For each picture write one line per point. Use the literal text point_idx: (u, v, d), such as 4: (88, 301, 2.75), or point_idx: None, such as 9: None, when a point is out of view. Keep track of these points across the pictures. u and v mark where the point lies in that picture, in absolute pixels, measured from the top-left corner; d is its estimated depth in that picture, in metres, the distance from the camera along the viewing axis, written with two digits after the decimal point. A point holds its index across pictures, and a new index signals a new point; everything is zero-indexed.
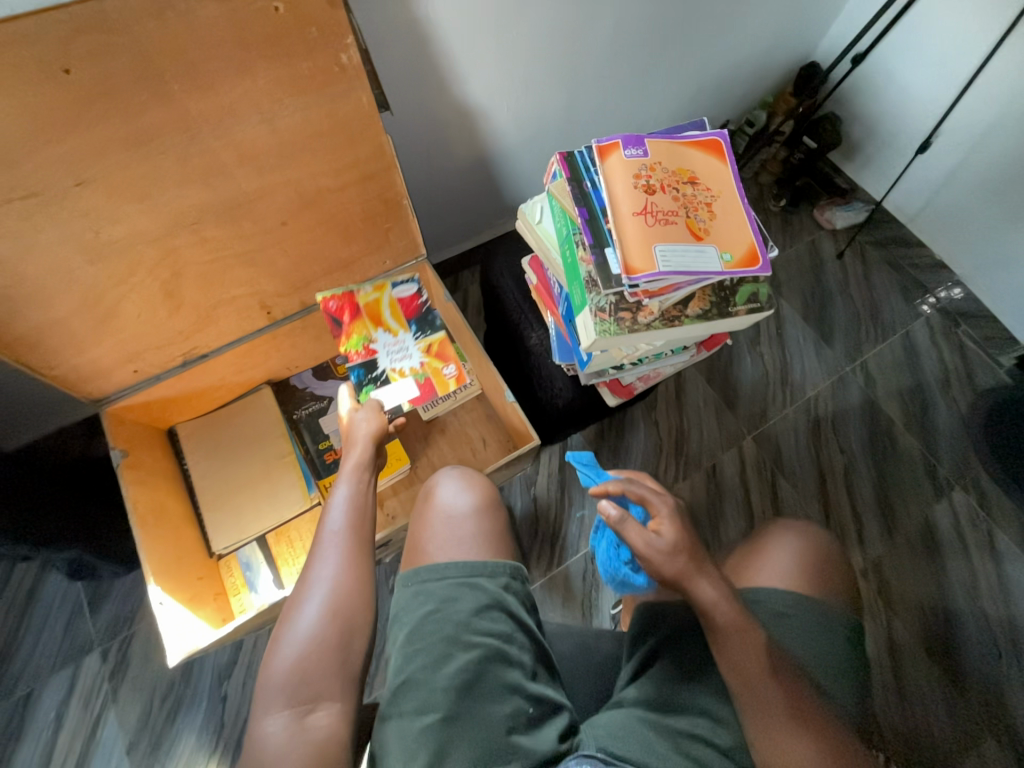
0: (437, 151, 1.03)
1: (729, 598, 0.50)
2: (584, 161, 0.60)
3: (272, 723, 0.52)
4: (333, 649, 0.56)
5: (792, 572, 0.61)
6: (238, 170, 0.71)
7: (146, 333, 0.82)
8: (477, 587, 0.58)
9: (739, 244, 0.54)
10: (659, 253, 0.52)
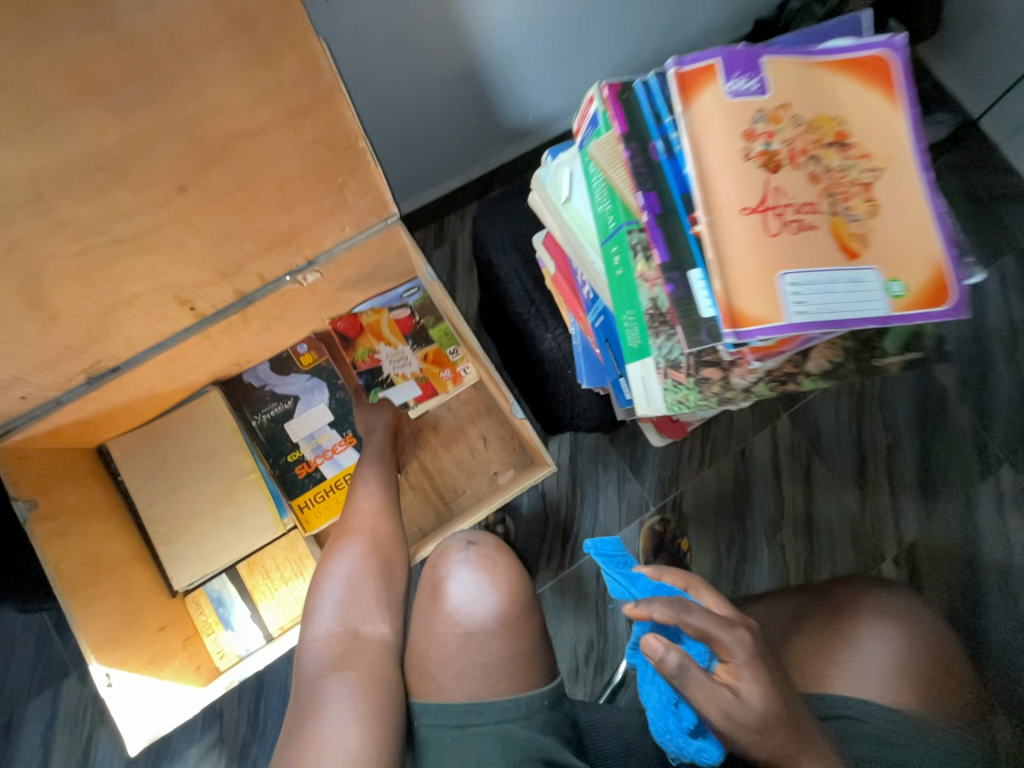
0: (405, 58, 0.72)
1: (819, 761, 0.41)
2: (658, 111, 0.44)
3: (323, 637, 0.61)
4: (373, 586, 0.66)
5: (886, 678, 0.52)
6: (84, 112, 0.45)
7: (20, 353, 0.60)
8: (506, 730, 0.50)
9: (912, 254, 0.41)
10: (788, 281, 0.39)
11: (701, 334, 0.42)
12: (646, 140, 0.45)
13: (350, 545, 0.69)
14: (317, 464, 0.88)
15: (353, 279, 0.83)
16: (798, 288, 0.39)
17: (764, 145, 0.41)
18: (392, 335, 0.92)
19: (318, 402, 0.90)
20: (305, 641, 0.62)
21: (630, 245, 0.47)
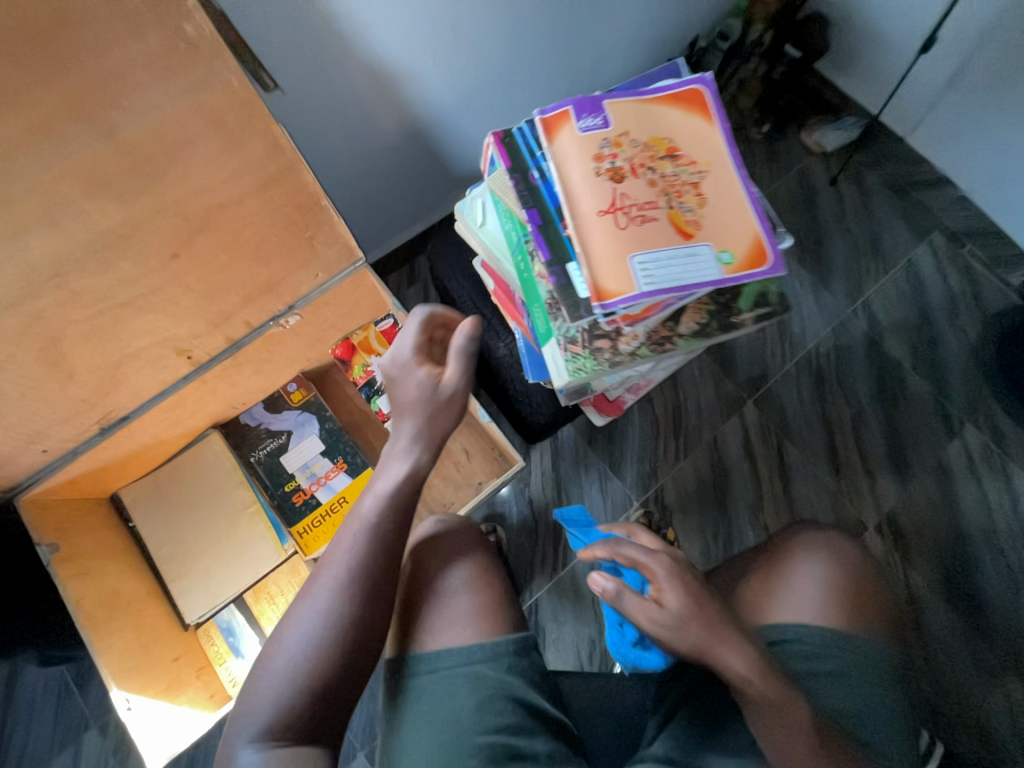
0: (357, 128, 0.85)
1: (759, 672, 0.42)
2: (529, 143, 0.56)
3: (249, 751, 0.43)
4: (332, 696, 0.46)
5: (820, 597, 0.55)
6: (92, 202, 0.57)
7: (43, 409, 0.69)
8: (482, 678, 0.52)
9: (740, 237, 0.51)
10: (636, 262, 0.49)
11: (581, 311, 0.52)
12: (526, 169, 0.55)
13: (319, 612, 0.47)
14: (313, 491, 0.95)
15: (331, 319, 0.93)
16: (644, 266, 0.49)
17: (610, 163, 0.52)
18: (380, 346, 0.99)
19: (309, 434, 0.98)
20: (228, 758, 0.44)
21: (529, 253, 0.56)
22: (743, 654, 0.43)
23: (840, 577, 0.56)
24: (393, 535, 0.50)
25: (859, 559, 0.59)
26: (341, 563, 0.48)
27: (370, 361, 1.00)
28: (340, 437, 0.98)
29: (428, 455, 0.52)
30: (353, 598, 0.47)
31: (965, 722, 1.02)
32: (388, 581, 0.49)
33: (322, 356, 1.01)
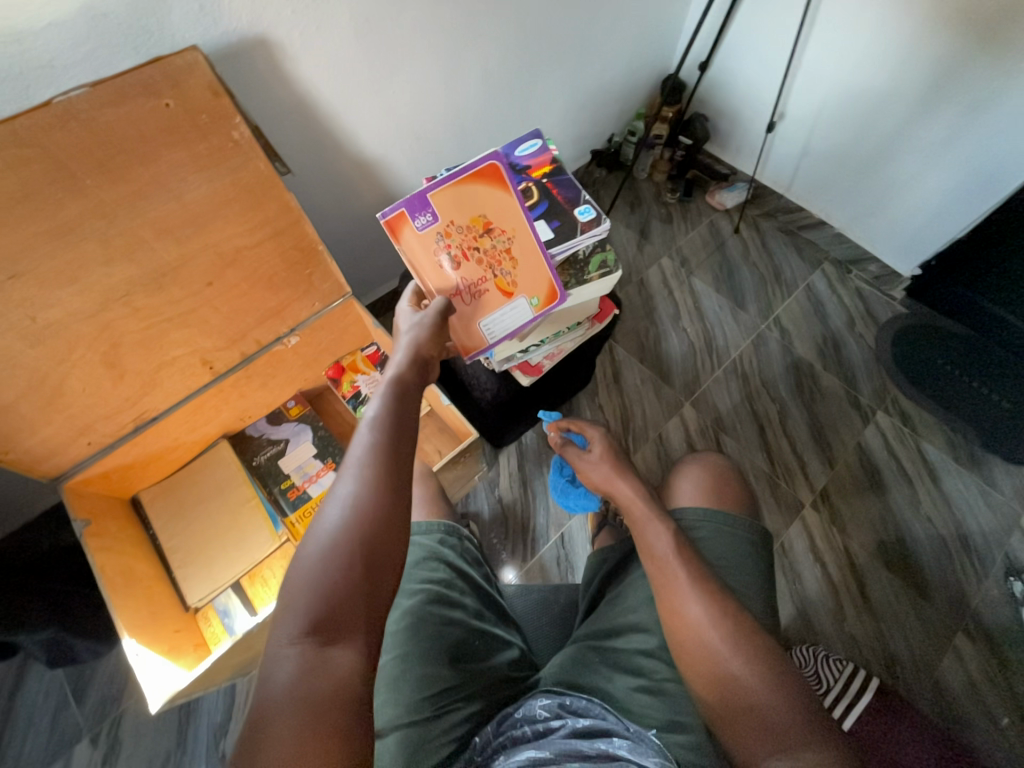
0: (348, 200, 1.14)
1: (641, 493, 0.68)
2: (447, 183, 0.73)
3: (285, 654, 0.39)
4: (364, 585, 0.45)
5: (698, 493, 0.74)
6: (159, 243, 0.80)
7: (95, 406, 0.88)
8: (416, 546, 0.74)
9: (541, 285, 0.73)
10: (485, 327, 0.74)
11: None
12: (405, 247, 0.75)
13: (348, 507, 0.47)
14: (305, 487, 1.11)
15: (325, 343, 1.15)
16: (489, 324, 0.73)
17: (449, 252, 0.72)
18: (366, 366, 1.22)
19: (304, 440, 1.15)
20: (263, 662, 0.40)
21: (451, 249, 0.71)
22: (634, 483, 0.70)
23: (712, 474, 0.76)
24: (398, 432, 0.54)
25: (731, 469, 0.78)
26: (352, 461, 0.51)
27: (357, 378, 1.21)
28: (331, 442, 1.15)
29: (416, 369, 0.62)
30: (370, 486, 0.49)
31: (919, 681, 1.10)
32: (399, 471, 0.52)
33: (317, 377, 1.22)
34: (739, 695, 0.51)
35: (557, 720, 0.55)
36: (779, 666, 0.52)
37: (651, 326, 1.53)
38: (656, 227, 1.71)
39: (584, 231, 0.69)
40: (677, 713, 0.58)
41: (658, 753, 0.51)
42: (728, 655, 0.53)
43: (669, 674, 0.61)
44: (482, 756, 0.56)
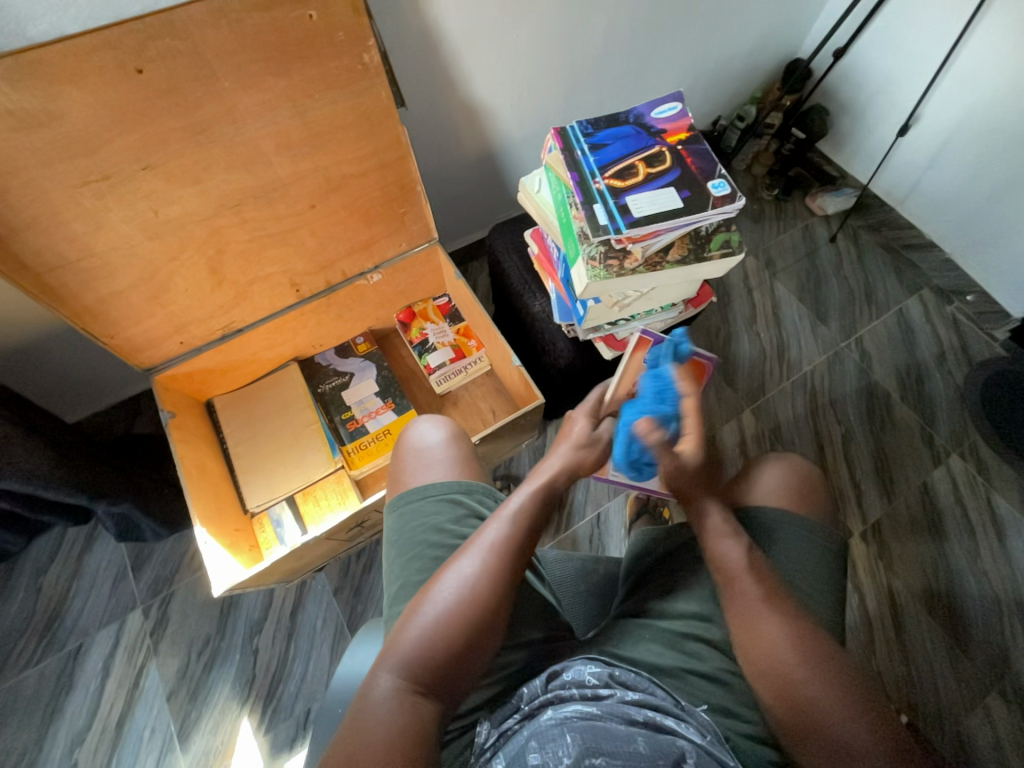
0: (448, 147, 1.13)
1: (718, 511, 0.63)
2: (575, 134, 0.68)
3: (386, 679, 0.49)
4: (459, 656, 0.51)
5: (779, 491, 0.73)
6: (276, 157, 0.82)
7: (192, 306, 0.92)
8: (458, 504, 0.70)
9: None
10: (610, 456, 0.80)
11: (588, 226, 0.63)
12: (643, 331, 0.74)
13: (464, 577, 0.55)
14: (364, 421, 1.13)
15: (402, 286, 1.17)
16: (614, 459, 0.80)
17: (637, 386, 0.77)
18: (436, 316, 1.23)
19: (368, 377, 1.18)
20: (370, 674, 0.50)
21: (572, 204, 0.66)
22: (712, 503, 0.64)
23: (795, 474, 0.74)
24: (529, 533, 0.59)
25: (813, 468, 0.76)
26: (481, 543, 0.57)
27: (426, 326, 1.22)
28: (393, 383, 1.18)
29: (566, 470, 0.66)
30: (488, 571, 0.55)
31: (939, 728, 1.07)
32: (514, 567, 0.57)
33: (387, 318, 1.24)
34: (812, 716, 0.51)
35: (606, 688, 0.54)
36: (858, 691, 0.52)
37: (723, 325, 1.47)
38: (746, 224, 1.63)
39: (715, 206, 0.63)
40: (732, 701, 0.60)
41: (706, 732, 0.52)
42: (804, 677, 0.52)
43: (724, 664, 0.62)
44: (529, 707, 0.54)
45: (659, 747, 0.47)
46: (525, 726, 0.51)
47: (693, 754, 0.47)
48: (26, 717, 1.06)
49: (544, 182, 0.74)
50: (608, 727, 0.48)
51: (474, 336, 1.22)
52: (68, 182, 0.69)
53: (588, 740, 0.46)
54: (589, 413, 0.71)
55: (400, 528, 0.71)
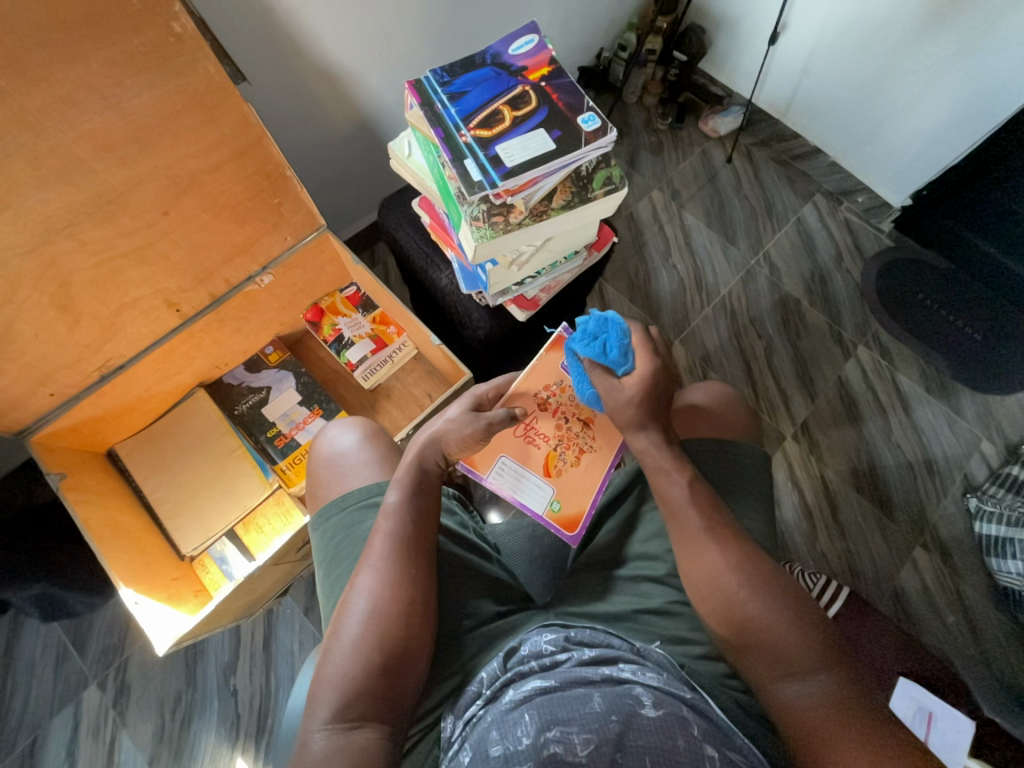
0: (315, 121, 1.02)
1: (655, 446, 0.66)
2: (432, 85, 0.62)
3: (319, 730, 0.49)
4: (386, 667, 0.53)
5: (706, 418, 0.78)
6: (100, 163, 0.70)
7: (52, 352, 0.80)
8: (379, 505, 0.69)
9: (572, 504, 0.78)
10: (499, 463, 0.78)
11: (463, 186, 0.58)
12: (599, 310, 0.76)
13: (364, 596, 0.57)
14: (293, 435, 1.06)
15: (301, 283, 1.08)
16: (502, 466, 0.78)
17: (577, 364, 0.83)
18: (346, 309, 1.15)
19: (287, 387, 1.10)
20: (306, 730, 0.50)
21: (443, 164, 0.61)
22: (652, 440, 0.67)
23: (720, 404, 0.79)
24: (414, 522, 0.62)
25: (737, 396, 0.81)
26: (374, 552, 0.60)
27: (337, 322, 1.14)
28: (315, 388, 1.10)
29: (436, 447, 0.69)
30: (386, 578, 0.58)
31: (879, 586, 1.21)
32: (411, 561, 0.59)
33: (294, 321, 1.15)
34: (753, 629, 0.56)
35: (563, 653, 0.56)
36: (796, 605, 0.57)
37: (641, 263, 1.48)
38: (646, 157, 1.62)
39: (590, 142, 0.60)
40: (684, 629, 0.65)
41: (663, 669, 0.56)
42: (746, 595, 0.57)
43: (674, 597, 0.68)
44: (490, 690, 0.55)
45: (614, 702, 0.49)
46: (487, 710, 0.53)
47: (649, 698, 0.50)
48: None
49: (413, 143, 0.68)
50: (567, 695, 0.50)
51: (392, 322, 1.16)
52: None
53: (545, 715, 0.48)
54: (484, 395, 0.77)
55: (325, 545, 0.70)
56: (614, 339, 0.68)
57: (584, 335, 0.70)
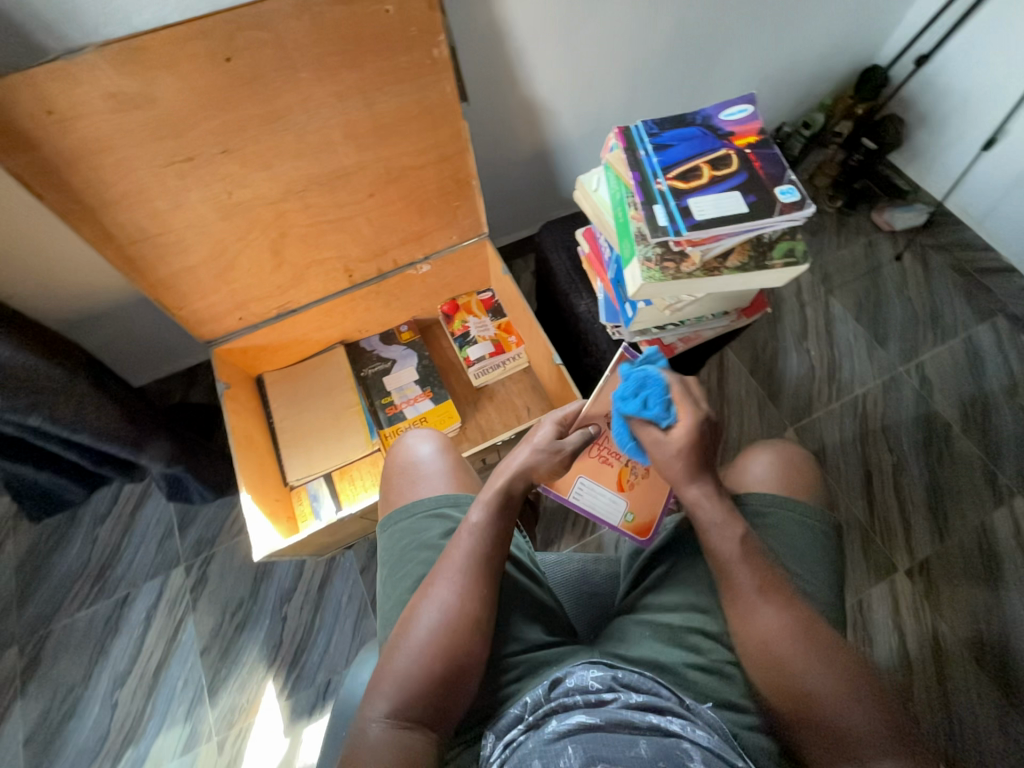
0: (506, 143, 1.14)
1: (708, 497, 0.63)
2: (639, 134, 0.68)
3: (376, 721, 0.53)
4: (446, 681, 0.56)
5: (771, 477, 0.76)
6: (342, 147, 0.85)
7: (254, 285, 0.97)
8: (444, 517, 0.73)
9: (645, 512, 0.82)
10: (577, 482, 0.82)
11: (647, 227, 0.62)
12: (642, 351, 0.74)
13: (436, 604, 0.59)
14: (402, 407, 1.16)
15: (449, 278, 1.19)
16: (580, 486, 0.82)
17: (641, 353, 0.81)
18: (478, 310, 1.24)
19: (409, 365, 1.21)
20: (363, 718, 0.54)
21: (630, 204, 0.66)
22: (706, 490, 0.64)
23: (785, 462, 0.77)
24: (493, 546, 0.64)
25: (806, 455, 0.79)
26: (452, 565, 0.62)
27: (467, 319, 1.24)
28: (432, 372, 1.20)
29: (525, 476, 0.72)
30: (459, 592, 0.60)
31: None
32: (485, 582, 0.62)
33: (431, 309, 1.27)
34: (813, 706, 0.53)
35: (610, 692, 0.55)
36: (859, 677, 0.54)
37: (771, 339, 1.42)
38: (804, 236, 1.56)
39: (783, 213, 0.61)
40: (736, 694, 0.61)
41: (713, 732, 0.53)
42: (802, 668, 0.54)
43: (727, 658, 0.64)
44: (533, 716, 0.55)
45: (661, 751, 0.48)
46: (529, 736, 0.53)
47: (698, 756, 0.48)
48: (76, 654, 1.15)
49: (602, 180, 0.73)
50: (611, 736, 0.49)
51: (515, 332, 1.23)
52: (156, 162, 0.74)
53: (589, 752, 0.47)
54: (558, 423, 0.77)
55: (392, 546, 0.74)
56: (656, 394, 0.66)
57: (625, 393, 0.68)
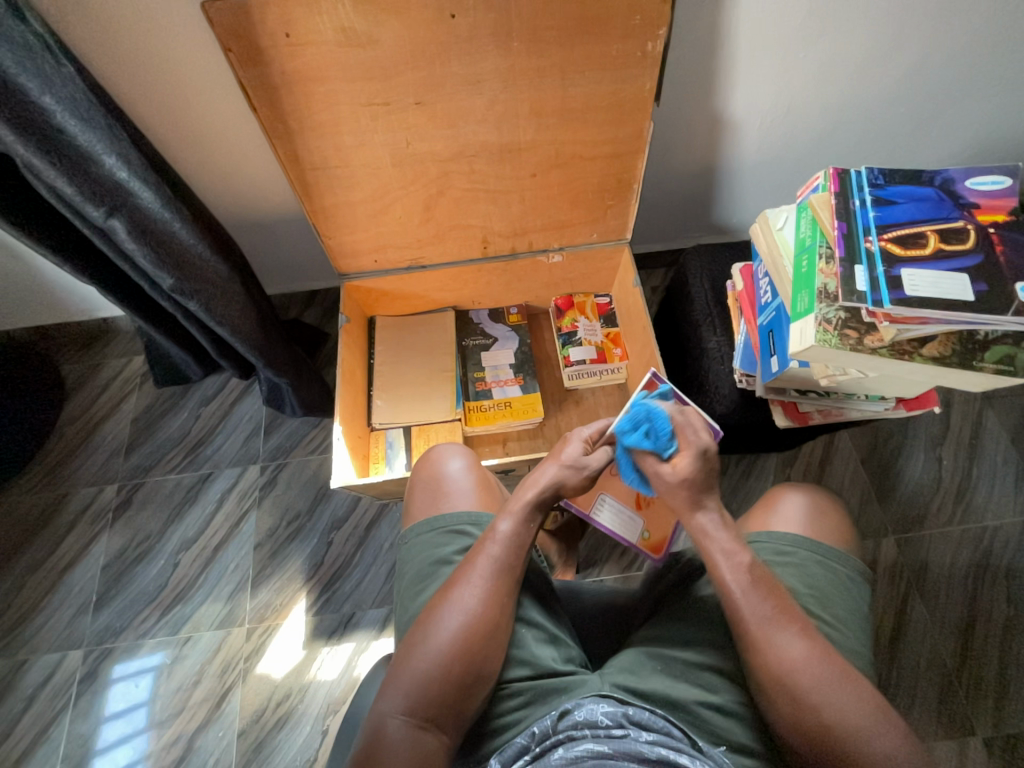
0: (677, 154, 1.07)
1: (720, 527, 0.60)
2: (857, 181, 0.60)
3: (394, 718, 0.53)
4: (462, 686, 0.56)
5: (801, 521, 0.71)
6: (524, 122, 0.84)
7: (398, 233, 1.00)
8: (463, 536, 0.70)
9: (660, 532, 0.86)
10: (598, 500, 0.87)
11: (839, 287, 0.55)
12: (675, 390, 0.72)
13: (461, 610, 0.58)
14: (491, 386, 1.17)
15: (575, 274, 1.16)
16: (602, 503, 0.87)
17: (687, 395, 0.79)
18: (591, 313, 1.21)
19: (509, 347, 1.21)
20: (380, 713, 0.54)
21: (821, 256, 0.59)
22: (712, 517, 0.61)
23: (814, 504, 0.72)
24: (520, 556, 0.63)
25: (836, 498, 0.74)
26: (478, 572, 0.60)
27: (577, 319, 1.21)
28: (529, 360, 1.19)
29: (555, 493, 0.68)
30: (485, 600, 0.59)
31: None
32: (508, 592, 0.61)
33: (545, 299, 1.25)
34: (832, 737, 0.50)
35: (620, 729, 0.53)
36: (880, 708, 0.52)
37: (899, 433, 1.26)
38: None
39: (1018, 315, 0.52)
40: (751, 736, 0.57)
41: None
42: (822, 700, 0.51)
43: (739, 696, 0.59)
44: (539, 747, 0.54)
45: None
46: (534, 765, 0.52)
47: None
48: (159, 509, 1.30)
49: (789, 221, 0.66)
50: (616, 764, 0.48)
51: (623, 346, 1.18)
52: (357, 100, 0.78)
53: None
54: (585, 440, 0.73)
55: (407, 555, 0.72)
56: (659, 427, 0.66)
57: (627, 426, 0.70)
